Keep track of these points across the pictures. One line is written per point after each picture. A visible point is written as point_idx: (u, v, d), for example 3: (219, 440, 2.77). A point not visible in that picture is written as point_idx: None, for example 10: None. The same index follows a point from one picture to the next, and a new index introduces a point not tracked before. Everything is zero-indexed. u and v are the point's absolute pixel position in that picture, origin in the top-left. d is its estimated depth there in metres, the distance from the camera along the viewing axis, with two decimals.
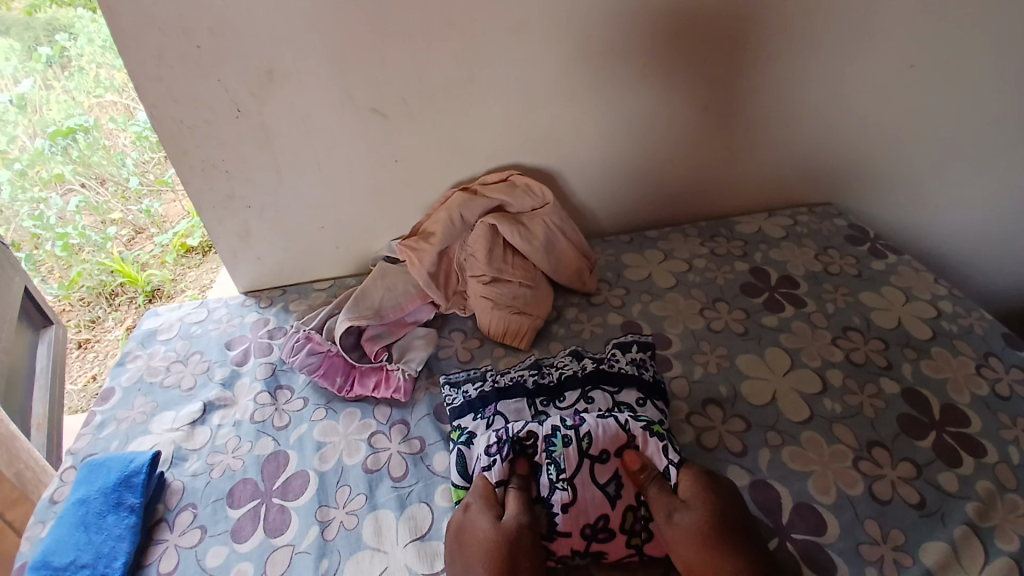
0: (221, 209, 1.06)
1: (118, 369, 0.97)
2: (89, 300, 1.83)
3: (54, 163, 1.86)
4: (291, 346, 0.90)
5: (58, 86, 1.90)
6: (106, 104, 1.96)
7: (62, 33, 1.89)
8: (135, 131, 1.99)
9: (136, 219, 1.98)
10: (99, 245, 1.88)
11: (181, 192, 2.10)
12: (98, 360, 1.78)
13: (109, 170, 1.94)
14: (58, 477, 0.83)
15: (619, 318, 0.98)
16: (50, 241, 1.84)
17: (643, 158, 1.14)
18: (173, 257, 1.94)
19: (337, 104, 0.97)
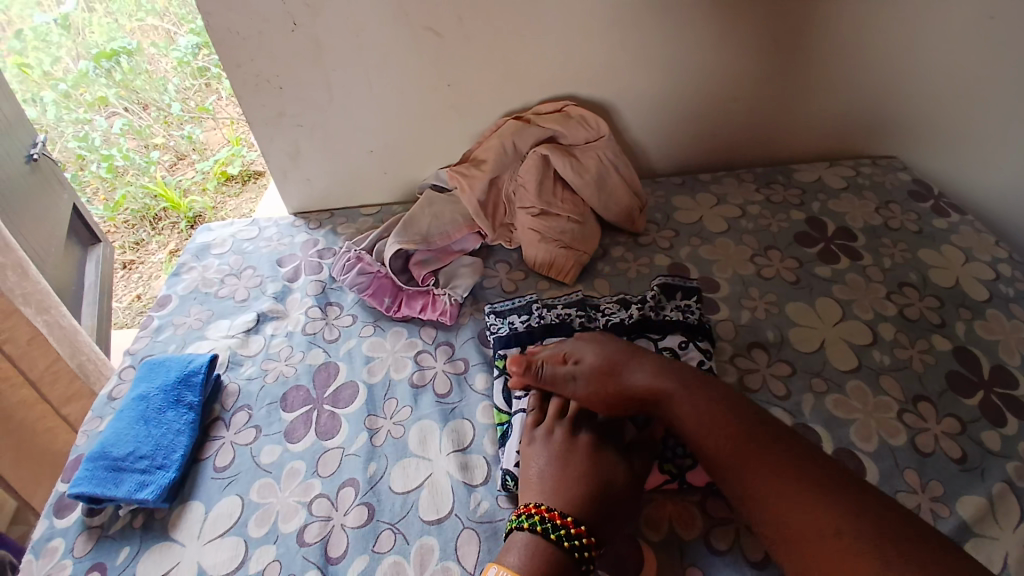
0: (271, 125, 1.07)
1: (174, 279, 1.01)
2: (133, 223, 1.94)
3: (98, 86, 1.97)
4: (340, 266, 0.93)
5: (101, 9, 2.04)
6: (147, 27, 2.04)
7: None
8: (177, 56, 2.01)
9: (178, 145, 2.04)
10: (144, 168, 1.96)
11: (223, 119, 2.07)
12: (142, 281, 1.86)
13: (151, 96, 2.01)
14: (119, 374, 0.88)
15: (666, 260, 0.97)
16: (95, 162, 1.94)
17: (701, 96, 1.09)
18: (214, 185, 1.98)
19: (391, 20, 0.95)
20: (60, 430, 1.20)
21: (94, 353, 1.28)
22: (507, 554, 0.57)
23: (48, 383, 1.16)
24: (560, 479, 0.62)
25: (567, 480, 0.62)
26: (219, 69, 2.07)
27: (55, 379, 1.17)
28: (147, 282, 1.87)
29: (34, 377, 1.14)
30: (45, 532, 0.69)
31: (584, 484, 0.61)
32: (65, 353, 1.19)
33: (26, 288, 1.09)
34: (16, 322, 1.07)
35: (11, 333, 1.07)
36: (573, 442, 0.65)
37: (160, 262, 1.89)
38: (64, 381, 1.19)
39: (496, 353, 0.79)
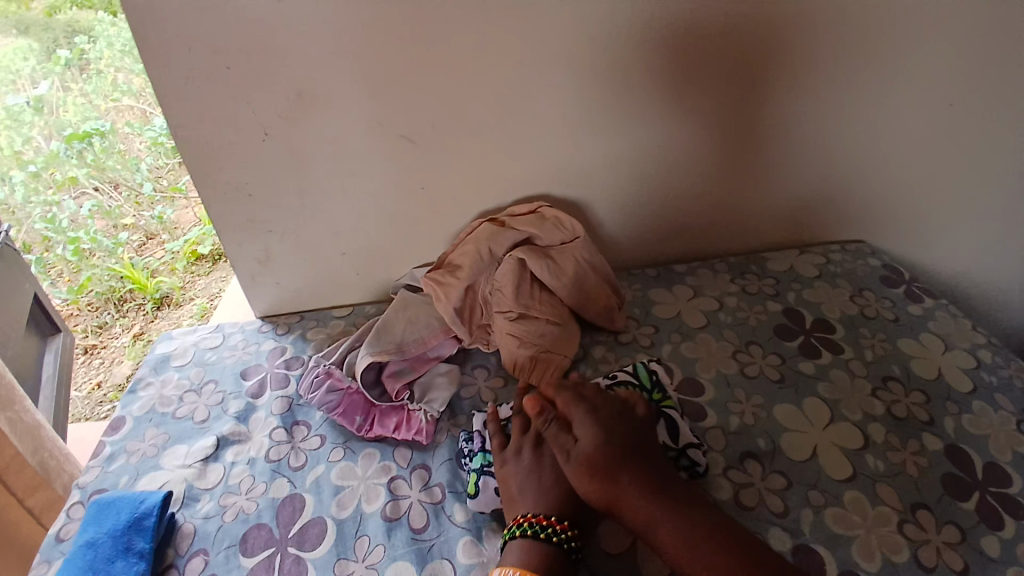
0: (242, 230, 1.04)
1: (130, 397, 0.94)
2: (97, 306, 1.89)
3: (68, 166, 1.93)
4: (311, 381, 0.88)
5: (76, 88, 1.98)
6: (122, 108, 2.05)
7: (82, 34, 1.95)
8: (151, 137, 2.06)
9: (147, 225, 2.03)
10: (111, 251, 1.92)
11: (195, 198, 2.14)
12: (103, 367, 1.78)
13: (123, 176, 2.01)
14: (65, 513, 0.80)
15: (649, 359, 0.94)
16: (62, 245, 1.90)
17: (672, 192, 1.11)
18: (183, 264, 1.97)
19: (366, 130, 0.95)
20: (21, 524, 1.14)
21: (54, 447, 1.22)
22: (507, 556, 0.64)
23: (13, 473, 1.11)
24: (539, 487, 0.69)
25: (546, 489, 0.68)
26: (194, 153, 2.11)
27: (18, 471, 1.13)
28: (107, 366, 1.79)
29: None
30: None
31: (560, 488, 0.68)
32: (27, 449, 1.14)
33: None
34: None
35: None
36: (539, 455, 0.72)
37: (124, 346, 1.82)
38: (28, 472, 1.14)
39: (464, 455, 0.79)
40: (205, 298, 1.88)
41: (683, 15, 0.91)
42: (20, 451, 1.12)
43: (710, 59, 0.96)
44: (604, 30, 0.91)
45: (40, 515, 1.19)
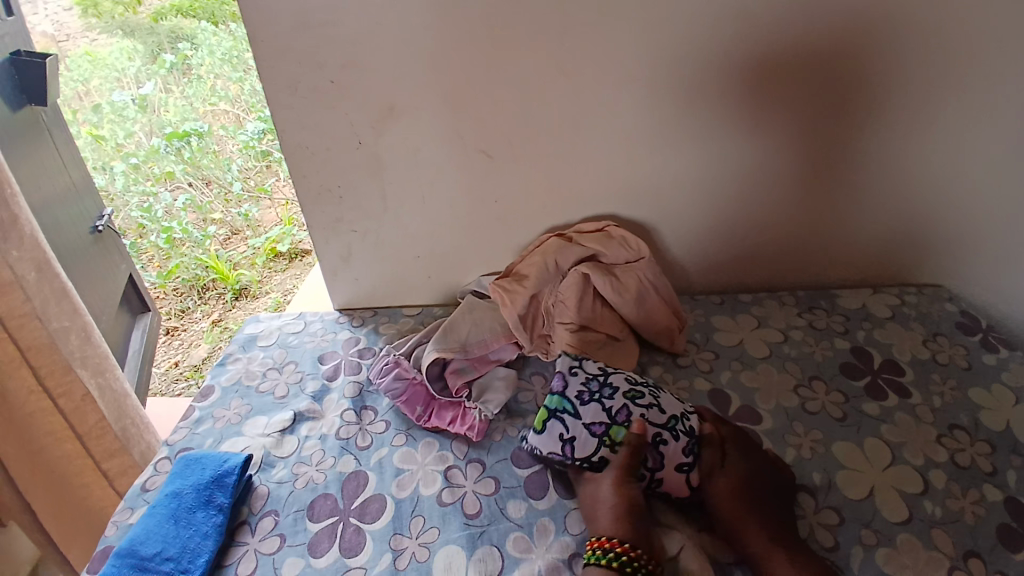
0: (327, 229, 1.13)
1: (220, 369, 1.04)
2: (183, 291, 2.09)
3: (167, 161, 2.22)
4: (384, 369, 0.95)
5: (177, 91, 2.39)
6: (218, 111, 2.40)
7: (186, 44, 2.48)
8: (243, 140, 2.34)
9: (233, 221, 2.25)
10: (200, 241, 2.14)
11: (279, 200, 2.34)
12: (182, 348, 1.97)
13: (216, 174, 2.27)
14: (153, 465, 0.88)
15: (706, 384, 0.95)
16: (155, 232, 2.13)
17: (739, 221, 1.12)
18: (263, 260, 2.17)
19: (447, 143, 1.03)
20: (96, 485, 1.26)
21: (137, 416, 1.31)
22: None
23: (93, 437, 1.21)
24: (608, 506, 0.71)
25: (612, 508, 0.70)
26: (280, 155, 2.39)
27: (101, 434, 1.21)
28: (186, 348, 1.97)
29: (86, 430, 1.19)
30: None
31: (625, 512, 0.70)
32: (112, 417, 1.23)
33: (87, 351, 1.15)
34: (74, 378, 1.13)
35: (66, 388, 1.13)
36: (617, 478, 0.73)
37: (202, 330, 2.00)
38: (107, 439, 1.23)
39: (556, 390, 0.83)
40: (280, 293, 2.06)
41: (762, 49, 0.94)
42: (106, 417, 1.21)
43: (785, 92, 0.97)
44: (680, 60, 0.95)
45: (116, 479, 1.29)
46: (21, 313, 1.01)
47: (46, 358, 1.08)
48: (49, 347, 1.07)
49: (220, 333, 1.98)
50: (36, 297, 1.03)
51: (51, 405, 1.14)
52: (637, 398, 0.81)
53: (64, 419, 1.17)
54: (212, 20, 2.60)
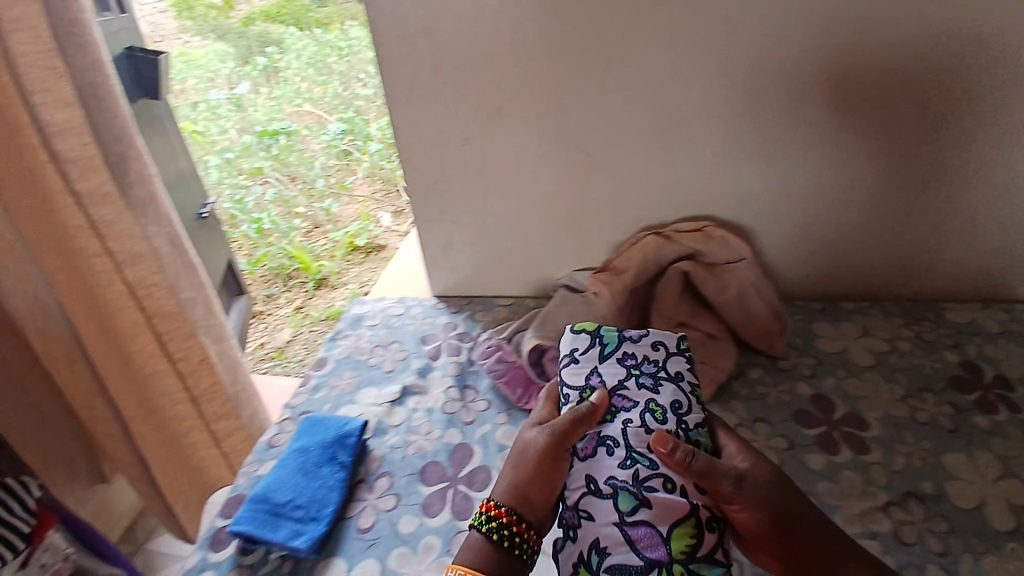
0: (433, 220, 1.21)
1: (332, 344, 1.13)
2: (269, 278, 2.24)
3: (257, 157, 2.54)
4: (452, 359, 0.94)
5: (264, 91, 2.73)
6: (303, 112, 2.72)
7: (272, 46, 2.84)
8: (325, 140, 2.62)
9: (315, 215, 2.42)
10: (286, 233, 2.34)
11: (357, 196, 2.48)
12: (268, 331, 2.09)
13: (301, 172, 2.54)
14: (278, 425, 0.96)
15: (810, 390, 0.99)
16: (245, 224, 2.36)
17: (844, 226, 1.07)
18: (342, 252, 2.29)
19: (551, 141, 1.07)
20: None
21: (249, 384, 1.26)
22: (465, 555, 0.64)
23: None
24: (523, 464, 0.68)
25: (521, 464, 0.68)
26: (359, 153, 2.60)
27: None
28: (270, 332, 2.10)
29: None
30: (199, 563, 0.78)
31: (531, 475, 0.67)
32: None
33: None
34: (194, 343, 1.12)
35: (186, 352, 1.12)
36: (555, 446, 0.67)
37: (285, 316, 2.14)
38: None
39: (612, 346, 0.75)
40: (356, 284, 2.18)
41: (879, 53, 0.91)
42: None
43: (901, 97, 0.94)
44: (790, 62, 0.94)
45: None
46: (150, 283, 1.03)
47: (170, 326, 1.08)
48: (175, 315, 1.07)
49: (303, 319, 2.11)
50: (168, 266, 1.04)
51: (170, 368, 1.12)
52: (676, 408, 0.69)
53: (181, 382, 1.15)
54: (298, 26, 2.93)
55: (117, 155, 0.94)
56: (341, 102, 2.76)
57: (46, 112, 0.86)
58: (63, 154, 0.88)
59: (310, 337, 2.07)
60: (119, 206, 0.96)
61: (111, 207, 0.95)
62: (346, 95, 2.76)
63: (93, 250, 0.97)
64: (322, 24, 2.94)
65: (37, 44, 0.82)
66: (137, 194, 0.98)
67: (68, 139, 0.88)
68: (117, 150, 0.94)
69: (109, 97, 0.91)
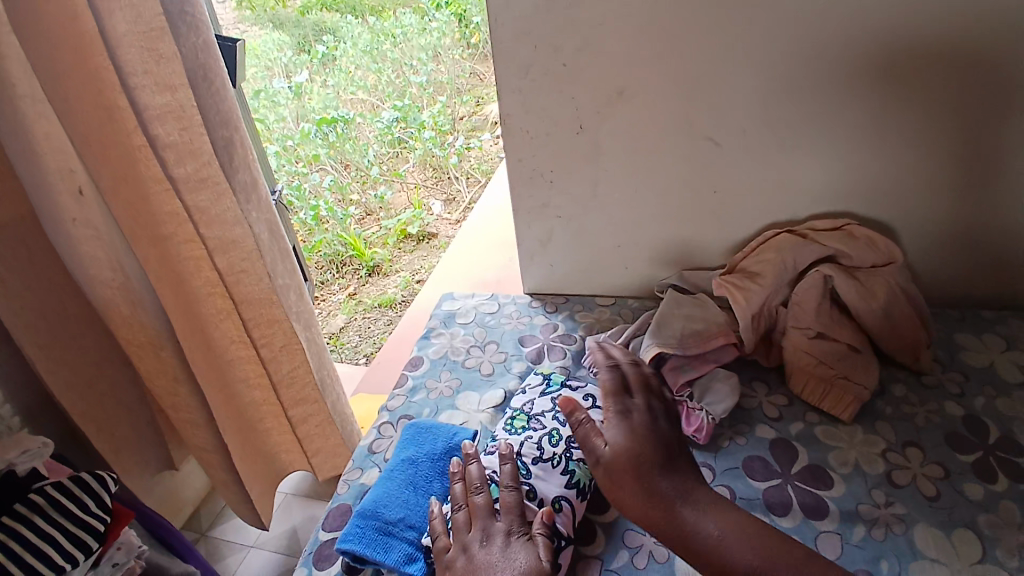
0: (533, 214, 1.14)
1: (426, 342, 1.08)
2: (324, 265, 2.34)
3: (314, 145, 2.45)
4: (511, 471, 0.72)
5: (319, 79, 2.63)
6: (356, 100, 2.69)
7: (326, 34, 2.69)
8: (380, 127, 2.61)
9: (368, 202, 2.57)
10: (342, 221, 2.37)
11: (408, 183, 2.66)
12: (324, 317, 2.21)
13: (354, 158, 2.54)
14: (377, 428, 0.91)
15: (959, 410, 0.84)
16: (303, 210, 2.33)
17: (1007, 229, 0.96)
18: (394, 240, 2.46)
19: (673, 129, 0.98)
20: None
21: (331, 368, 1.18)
22: None
23: None
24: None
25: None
26: (413, 141, 2.66)
27: None
28: (325, 317, 2.22)
29: None
30: None
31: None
32: None
33: None
34: (279, 330, 1.04)
35: (268, 338, 1.04)
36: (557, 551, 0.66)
37: (339, 302, 2.27)
38: None
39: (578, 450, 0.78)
40: (409, 272, 2.34)
41: None
42: None
43: None
44: (955, 40, 0.84)
45: None
46: (237, 270, 0.95)
47: (257, 312, 1.01)
48: (264, 303, 1.01)
49: (356, 305, 2.24)
50: (267, 250, 0.99)
51: (252, 353, 1.05)
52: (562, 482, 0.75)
53: (262, 367, 1.07)
54: (354, 14, 2.79)
55: (223, 139, 0.90)
56: (394, 90, 2.76)
57: (145, 95, 0.80)
58: (161, 138, 0.83)
59: (362, 323, 2.18)
60: (215, 190, 0.89)
61: (208, 191, 0.88)
62: (399, 82, 2.77)
63: (185, 236, 0.90)
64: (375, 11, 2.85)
65: (138, 25, 0.76)
66: (242, 178, 0.94)
67: (167, 123, 0.82)
68: (223, 135, 0.90)
69: (216, 82, 0.88)
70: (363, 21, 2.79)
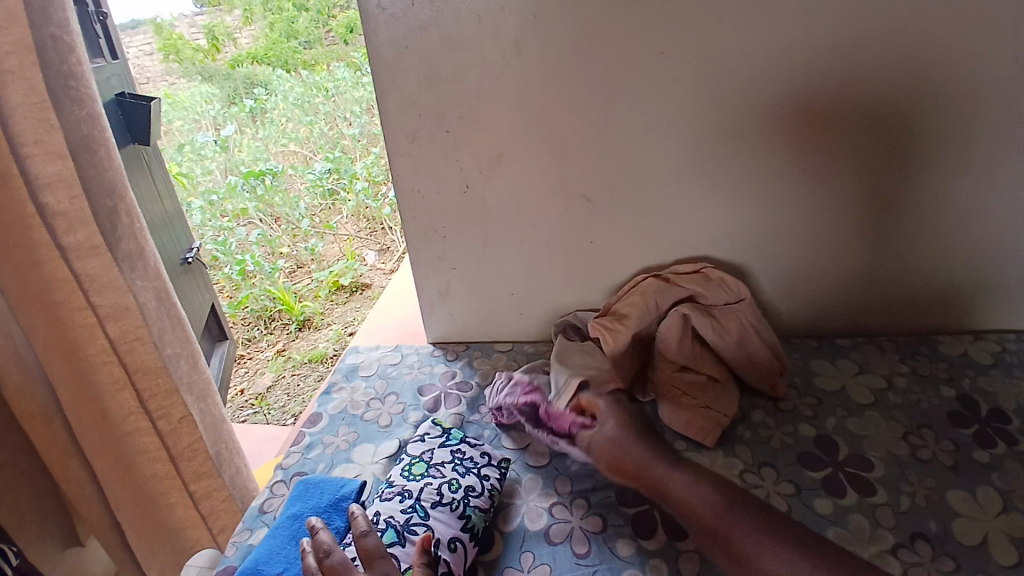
0: (430, 267, 1.20)
1: (326, 397, 1.09)
2: (251, 321, 2.32)
3: (241, 199, 2.51)
4: (377, 545, 0.65)
5: (250, 132, 2.76)
6: (288, 152, 2.80)
7: (260, 88, 2.85)
8: (311, 179, 2.67)
9: (298, 255, 2.56)
10: (269, 275, 2.39)
11: (341, 235, 2.70)
12: (248, 376, 2.14)
13: (284, 211, 2.58)
14: (271, 488, 0.92)
15: (812, 430, 0.94)
16: (229, 265, 2.37)
17: (846, 265, 1.09)
18: (326, 292, 2.45)
19: (550, 188, 1.07)
20: None
21: (231, 440, 1.16)
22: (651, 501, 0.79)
23: None
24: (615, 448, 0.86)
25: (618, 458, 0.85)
26: (344, 193, 2.71)
27: None
28: (251, 376, 2.15)
29: None
30: None
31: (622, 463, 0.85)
32: None
33: None
34: (176, 401, 1.01)
35: (166, 410, 1.00)
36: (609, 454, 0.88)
37: (267, 359, 2.21)
38: None
39: (459, 483, 0.81)
40: (341, 325, 2.32)
41: (872, 96, 0.93)
42: None
43: (901, 138, 0.95)
44: (800, 105, 0.95)
45: None
46: (132, 338, 0.93)
47: (152, 382, 0.97)
48: (157, 371, 0.97)
49: (284, 362, 2.18)
50: (153, 321, 0.94)
51: (150, 424, 1.01)
52: (458, 514, 0.77)
53: (163, 440, 1.02)
54: (285, 68, 2.94)
55: (107, 209, 0.86)
56: (326, 141, 2.85)
57: (35, 165, 0.78)
58: (50, 207, 0.81)
59: (291, 381, 2.10)
60: (106, 259, 0.87)
61: (100, 259, 0.86)
62: (331, 135, 2.85)
63: (78, 303, 0.88)
64: (308, 65, 2.98)
65: (31, 96, 0.76)
66: (126, 248, 0.90)
67: (57, 192, 0.81)
68: (107, 206, 0.86)
69: (102, 153, 0.84)
70: (296, 76, 2.90)
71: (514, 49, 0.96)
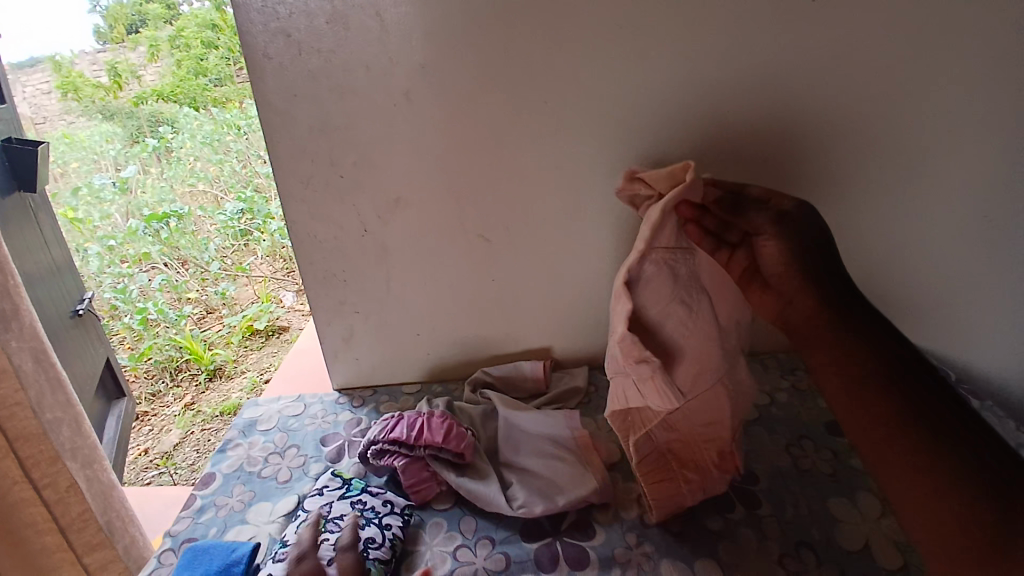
0: (333, 312, 1.18)
1: (220, 456, 1.03)
2: (155, 373, 2.14)
3: (144, 243, 2.37)
4: None
5: (153, 172, 2.62)
6: (197, 192, 2.66)
7: (166, 126, 2.76)
8: (221, 220, 2.57)
9: (209, 300, 2.43)
10: (175, 322, 2.25)
11: (255, 277, 2.56)
12: (152, 435, 1.98)
13: (193, 254, 2.46)
14: (156, 558, 0.85)
15: None
16: (128, 315, 2.21)
17: None
18: (238, 338, 2.32)
19: (449, 229, 1.09)
20: None
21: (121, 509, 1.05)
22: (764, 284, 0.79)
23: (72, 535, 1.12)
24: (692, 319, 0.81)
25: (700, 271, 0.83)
26: (258, 233, 2.63)
27: (84, 528, 1.14)
28: (155, 435, 1.99)
29: (71, 526, 1.11)
30: None
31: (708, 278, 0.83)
32: (97, 508, 1.15)
33: (76, 443, 1.10)
34: None
35: None
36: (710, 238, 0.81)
37: (175, 415, 2.05)
38: (88, 534, 1.15)
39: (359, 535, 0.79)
40: (256, 372, 2.20)
41: None
42: (90, 508, 1.13)
43: None
44: None
45: None
46: None
47: None
48: None
49: (192, 418, 2.02)
50: None
51: None
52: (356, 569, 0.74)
53: None
54: (194, 106, 2.84)
55: None
56: (238, 181, 2.75)
57: None
58: None
59: (200, 437, 1.95)
60: None
61: None
62: (243, 174, 2.76)
63: None
64: (218, 102, 2.88)
65: None
66: None
67: None
68: None
69: None
70: (205, 115, 2.82)
71: (405, 97, 0.98)
